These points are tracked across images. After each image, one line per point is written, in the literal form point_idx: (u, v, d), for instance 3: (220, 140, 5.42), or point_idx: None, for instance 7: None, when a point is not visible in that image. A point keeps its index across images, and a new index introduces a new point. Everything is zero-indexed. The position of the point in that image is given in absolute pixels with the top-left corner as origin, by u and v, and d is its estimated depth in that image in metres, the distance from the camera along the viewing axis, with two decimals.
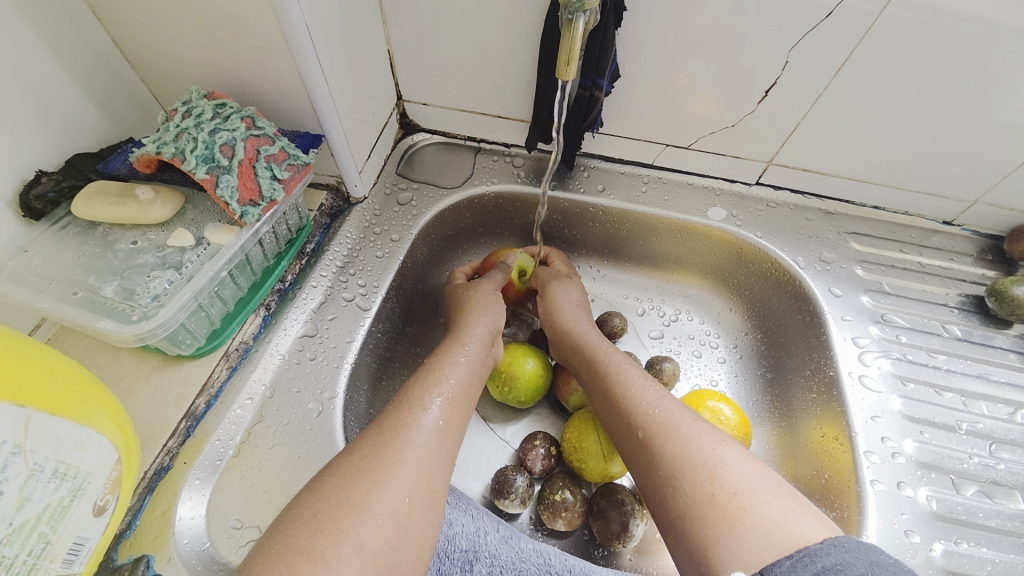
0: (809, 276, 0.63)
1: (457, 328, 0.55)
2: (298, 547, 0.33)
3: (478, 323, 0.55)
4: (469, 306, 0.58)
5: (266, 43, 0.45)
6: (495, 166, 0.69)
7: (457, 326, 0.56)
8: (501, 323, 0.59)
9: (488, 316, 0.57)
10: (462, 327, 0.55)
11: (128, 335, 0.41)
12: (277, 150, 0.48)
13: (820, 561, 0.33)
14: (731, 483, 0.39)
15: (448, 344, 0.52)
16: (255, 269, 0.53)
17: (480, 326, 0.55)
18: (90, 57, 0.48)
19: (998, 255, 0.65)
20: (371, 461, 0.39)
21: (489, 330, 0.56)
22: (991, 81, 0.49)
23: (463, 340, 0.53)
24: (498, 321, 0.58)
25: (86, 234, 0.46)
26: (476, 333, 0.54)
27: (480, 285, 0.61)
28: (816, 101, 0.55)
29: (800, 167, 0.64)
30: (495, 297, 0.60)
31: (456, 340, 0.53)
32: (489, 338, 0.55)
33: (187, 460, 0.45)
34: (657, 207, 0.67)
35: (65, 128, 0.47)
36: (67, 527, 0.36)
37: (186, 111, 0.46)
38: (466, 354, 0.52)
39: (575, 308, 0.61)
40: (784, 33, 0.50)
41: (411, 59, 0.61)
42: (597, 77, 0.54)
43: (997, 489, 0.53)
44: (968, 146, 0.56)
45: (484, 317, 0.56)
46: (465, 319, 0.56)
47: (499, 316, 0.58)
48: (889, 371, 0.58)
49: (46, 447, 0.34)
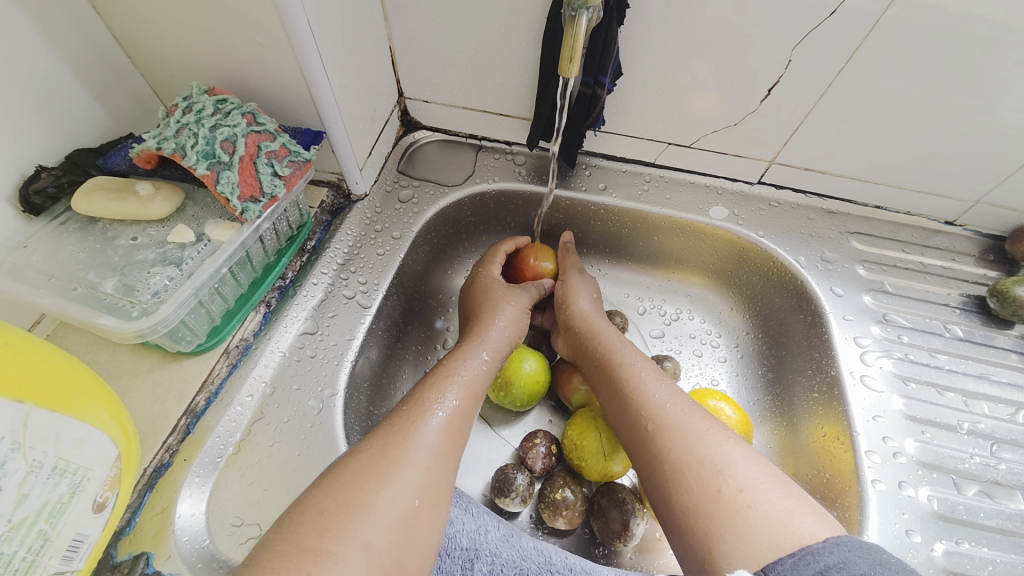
0: (811, 275, 0.63)
1: (472, 331, 0.55)
2: (304, 545, 0.33)
3: (493, 326, 0.56)
4: (488, 306, 0.58)
5: (267, 39, 0.45)
6: (497, 164, 0.69)
7: (473, 329, 0.56)
8: (522, 331, 0.59)
9: (500, 316, 0.57)
10: (479, 330, 0.55)
11: (128, 332, 0.41)
12: (278, 146, 0.48)
13: (822, 559, 0.33)
14: (736, 480, 0.39)
15: (466, 348, 0.53)
16: (256, 266, 0.53)
17: (497, 333, 0.55)
18: (90, 51, 0.47)
19: (999, 255, 0.65)
20: (381, 460, 0.39)
21: (509, 340, 0.56)
22: (994, 81, 0.49)
23: (480, 344, 0.53)
24: (519, 331, 0.58)
25: (85, 230, 0.46)
26: (491, 336, 0.55)
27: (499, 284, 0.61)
28: (818, 100, 0.55)
29: (802, 166, 0.63)
30: (523, 305, 0.60)
31: (476, 342, 0.53)
32: (506, 348, 0.55)
33: (187, 457, 0.45)
34: (658, 205, 0.67)
35: (65, 124, 0.47)
36: (67, 524, 0.36)
37: (186, 107, 0.46)
38: (484, 360, 0.52)
39: (586, 298, 0.62)
40: (787, 32, 0.50)
41: (412, 56, 0.61)
42: (600, 75, 0.54)
43: (998, 489, 0.53)
44: (971, 146, 0.55)
45: (507, 325, 0.57)
46: (482, 322, 0.56)
47: (521, 321, 0.58)
48: (891, 371, 0.58)
49: (45, 443, 0.34)
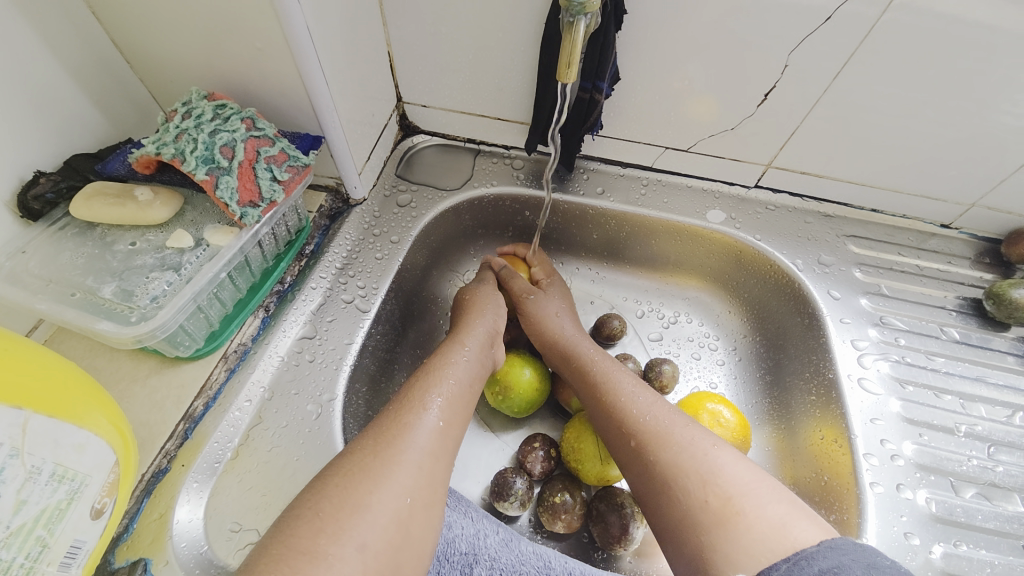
0: (808, 278, 0.63)
1: (459, 330, 0.56)
2: (300, 548, 0.33)
3: (478, 325, 0.56)
4: (473, 306, 0.59)
5: (266, 44, 0.45)
6: (495, 168, 0.69)
7: (459, 328, 0.56)
8: (503, 317, 0.60)
9: (485, 318, 0.57)
10: (465, 329, 0.55)
11: (126, 337, 0.41)
12: (278, 151, 0.48)
13: (817, 564, 0.33)
14: (725, 488, 0.39)
15: (450, 346, 0.53)
16: (254, 271, 0.53)
17: (480, 330, 0.55)
18: (89, 57, 0.48)
19: (995, 258, 0.65)
20: (374, 461, 0.39)
21: (491, 332, 0.56)
22: (989, 85, 0.50)
23: (465, 343, 0.53)
24: (499, 323, 0.58)
25: (84, 235, 0.46)
26: (476, 334, 0.55)
27: (480, 289, 0.62)
28: (815, 105, 0.55)
29: (800, 170, 0.64)
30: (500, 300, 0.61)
31: (461, 340, 0.54)
32: (488, 340, 0.55)
33: (185, 463, 0.45)
34: (657, 209, 0.67)
35: (64, 128, 0.47)
36: (65, 531, 0.35)
37: (186, 112, 0.46)
38: (469, 357, 0.52)
39: (559, 315, 0.61)
40: (783, 37, 0.50)
41: (411, 61, 0.61)
42: (597, 80, 0.54)
43: (995, 491, 0.53)
44: (966, 150, 0.56)
45: (489, 320, 0.57)
46: (466, 322, 0.57)
47: (501, 316, 0.59)
48: (887, 373, 0.58)
49: (44, 449, 0.34)
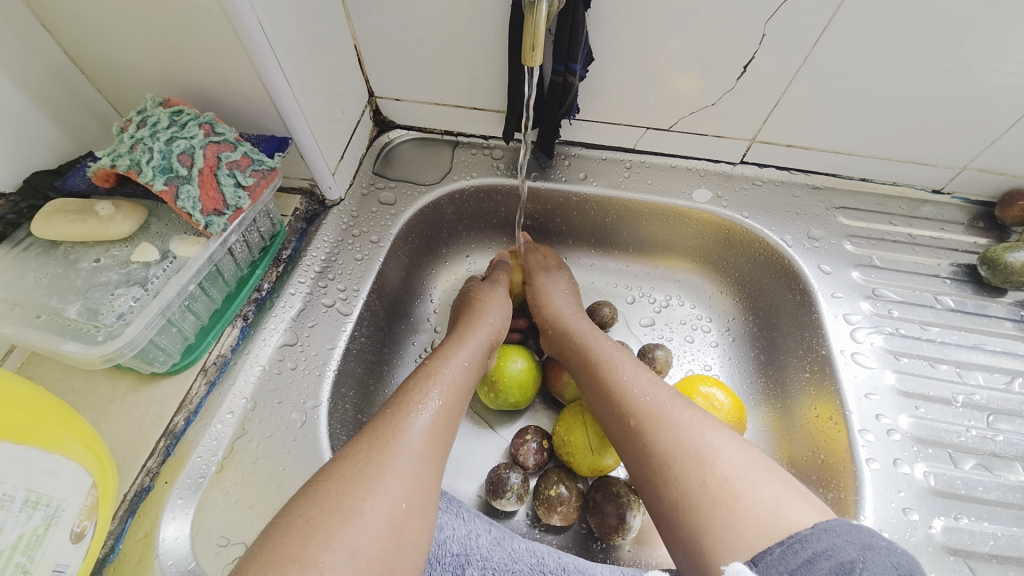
0: (798, 254, 0.62)
1: (460, 330, 0.55)
2: (290, 555, 0.33)
3: (480, 327, 0.55)
4: (474, 311, 0.58)
5: (221, 46, 0.44)
6: (474, 159, 0.68)
7: (462, 327, 0.56)
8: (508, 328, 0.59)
9: (488, 322, 0.57)
10: (466, 329, 0.55)
11: (93, 357, 0.40)
12: (240, 156, 0.46)
13: (811, 547, 0.33)
14: (722, 470, 0.38)
15: (448, 347, 0.52)
16: (228, 280, 0.52)
17: (481, 334, 0.55)
18: (41, 69, 0.46)
19: (990, 222, 0.64)
20: (366, 465, 0.38)
21: (490, 339, 0.55)
22: (976, 43, 0.48)
23: (463, 342, 0.53)
24: (501, 332, 0.58)
25: (47, 254, 0.45)
26: (477, 338, 0.54)
27: (487, 288, 0.62)
28: (795, 75, 0.54)
29: (785, 143, 0.62)
30: (507, 307, 0.60)
31: (458, 341, 0.53)
32: (488, 348, 0.55)
33: (168, 480, 0.44)
34: (641, 191, 0.66)
35: (22, 146, 0.46)
36: (45, 555, 0.35)
37: (141, 121, 0.45)
38: (468, 359, 0.51)
39: (553, 300, 0.61)
40: (758, 6, 0.48)
41: (379, 54, 0.59)
42: (570, 61, 0.53)
43: (996, 461, 0.52)
44: (954, 112, 0.54)
45: (490, 324, 0.57)
46: (470, 323, 0.56)
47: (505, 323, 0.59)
48: (881, 346, 0.57)
49: (13, 476, 0.33)
